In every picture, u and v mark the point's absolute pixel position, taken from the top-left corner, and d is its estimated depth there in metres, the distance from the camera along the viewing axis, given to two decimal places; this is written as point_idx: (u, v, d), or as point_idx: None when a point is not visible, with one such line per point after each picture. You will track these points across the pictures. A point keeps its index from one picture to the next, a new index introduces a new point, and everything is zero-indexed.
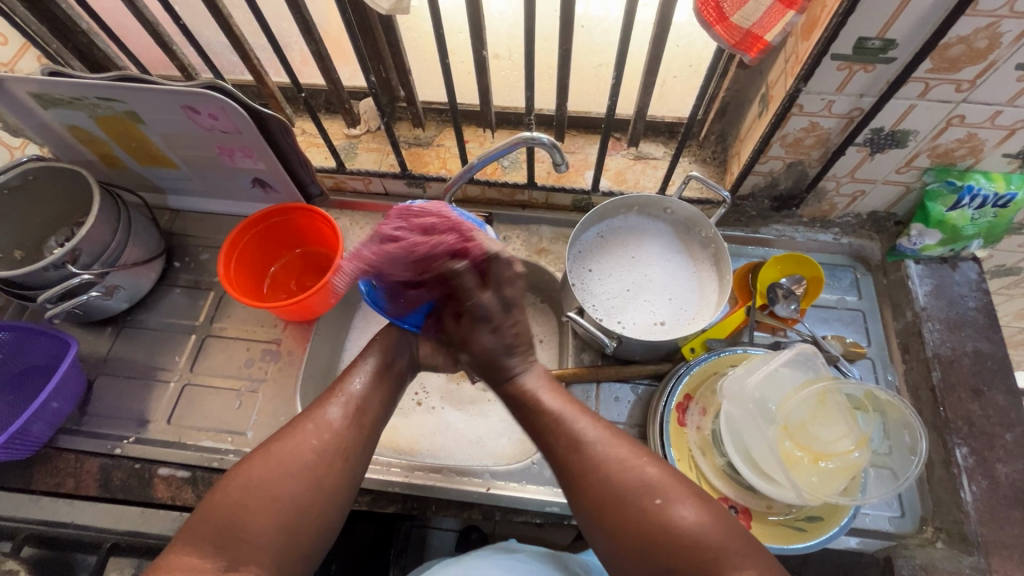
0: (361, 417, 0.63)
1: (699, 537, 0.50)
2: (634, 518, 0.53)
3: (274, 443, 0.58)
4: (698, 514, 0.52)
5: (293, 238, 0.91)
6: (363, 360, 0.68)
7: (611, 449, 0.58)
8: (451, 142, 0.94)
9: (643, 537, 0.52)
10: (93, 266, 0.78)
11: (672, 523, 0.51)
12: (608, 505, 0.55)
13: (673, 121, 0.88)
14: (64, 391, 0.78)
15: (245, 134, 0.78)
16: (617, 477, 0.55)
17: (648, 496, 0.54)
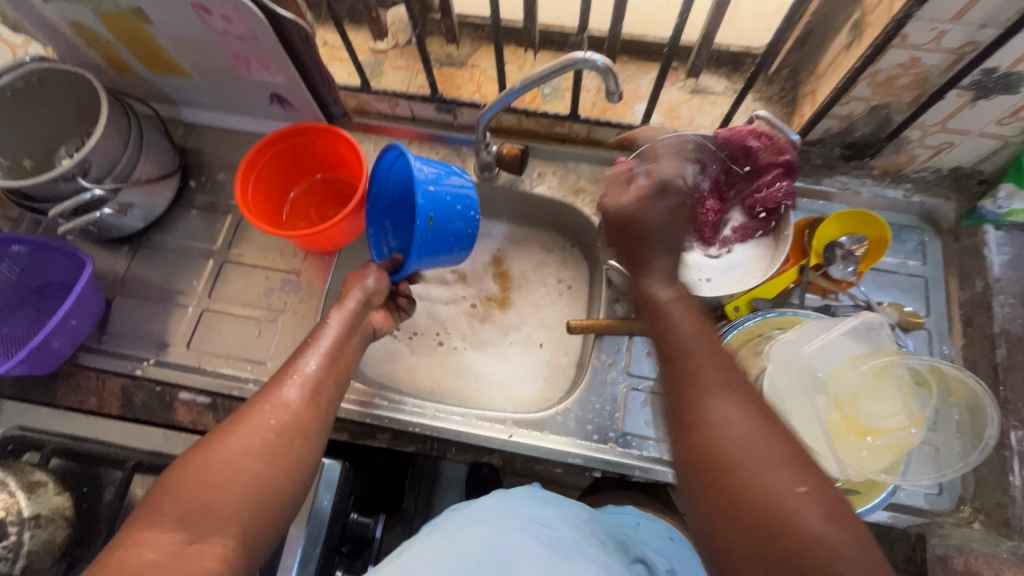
0: (318, 398, 0.58)
1: (844, 553, 0.37)
2: (758, 500, 0.39)
3: (229, 424, 0.53)
4: (835, 524, 0.38)
5: (313, 161, 0.85)
6: (318, 334, 0.65)
7: (745, 415, 0.43)
8: (486, 63, 0.85)
9: (764, 530, 0.39)
10: (105, 180, 0.74)
11: (811, 530, 0.37)
12: (732, 472, 0.41)
13: (740, 50, 0.78)
14: (83, 309, 0.76)
15: (262, 42, 0.70)
16: (734, 442, 0.42)
17: (789, 479, 0.40)
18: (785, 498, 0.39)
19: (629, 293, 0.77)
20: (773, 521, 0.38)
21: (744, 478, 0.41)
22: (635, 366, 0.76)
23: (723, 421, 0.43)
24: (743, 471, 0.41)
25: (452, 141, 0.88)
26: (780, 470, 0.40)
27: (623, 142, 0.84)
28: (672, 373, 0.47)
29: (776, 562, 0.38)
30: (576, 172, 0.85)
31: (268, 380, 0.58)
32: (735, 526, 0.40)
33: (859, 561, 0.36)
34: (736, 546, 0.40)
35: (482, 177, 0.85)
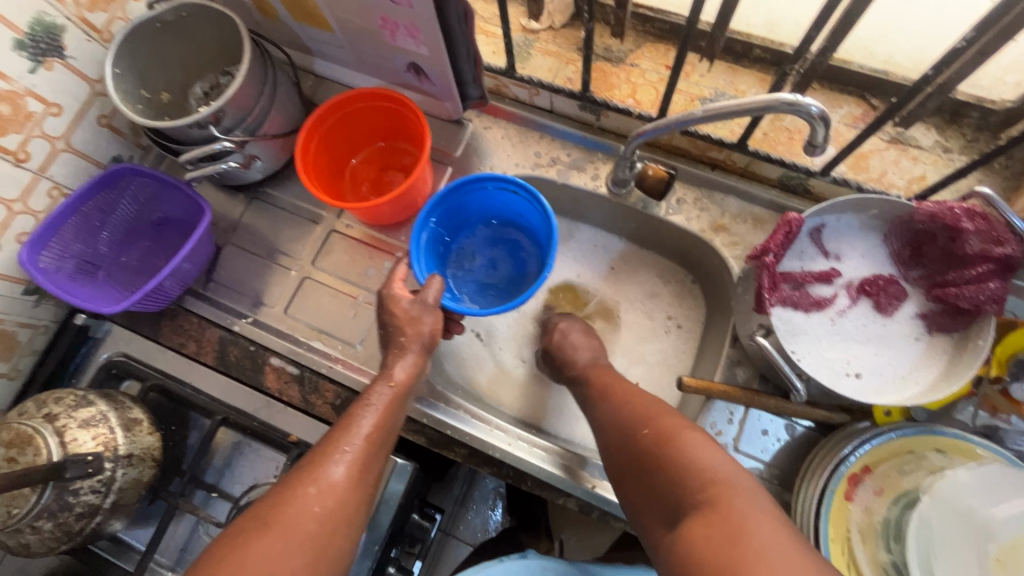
0: (365, 477, 0.55)
1: (708, 462, 0.49)
2: (635, 455, 0.55)
3: (269, 514, 0.50)
4: (709, 451, 0.51)
5: (405, 133, 0.79)
6: (373, 396, 0.60)
7: (643, 404, 0.59)
8: (648, 64, 0.74)
9: (650, 476, 0.53)
10: (235, 131, 0.71)
11: (685, 455, 0.51)
12: (633, 450, 0.55)
13: (967, 101, 0.63)
14: (196, 254, 0.76)
15: (417, 11, 0.63)
16: (616, 430, 0.59)
17: (669, 437, 0.53)
18: (662, 444, 0.53)
19: (756, 361, 0.68)
20: (652, 466, 0.53)
21: (633, 451, 0.55)
22: (745, 444, 0.68)
23: (629, 413, 0.59)
24: (636, 442, 0.55)
25: (588, 144, 0.79)
26: (665, 430, 0.54)
27: (786, 182, 0.72)
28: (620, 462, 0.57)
29: (661, 492, 0.51)
30: (722, 206, 0.75)
31: (317, 451, 0.55)
32: (638, 483, 0.54)
33: (730, 471, 0.49)
34: (643, 498, 0.53)
35: (612, 191, 0.77)
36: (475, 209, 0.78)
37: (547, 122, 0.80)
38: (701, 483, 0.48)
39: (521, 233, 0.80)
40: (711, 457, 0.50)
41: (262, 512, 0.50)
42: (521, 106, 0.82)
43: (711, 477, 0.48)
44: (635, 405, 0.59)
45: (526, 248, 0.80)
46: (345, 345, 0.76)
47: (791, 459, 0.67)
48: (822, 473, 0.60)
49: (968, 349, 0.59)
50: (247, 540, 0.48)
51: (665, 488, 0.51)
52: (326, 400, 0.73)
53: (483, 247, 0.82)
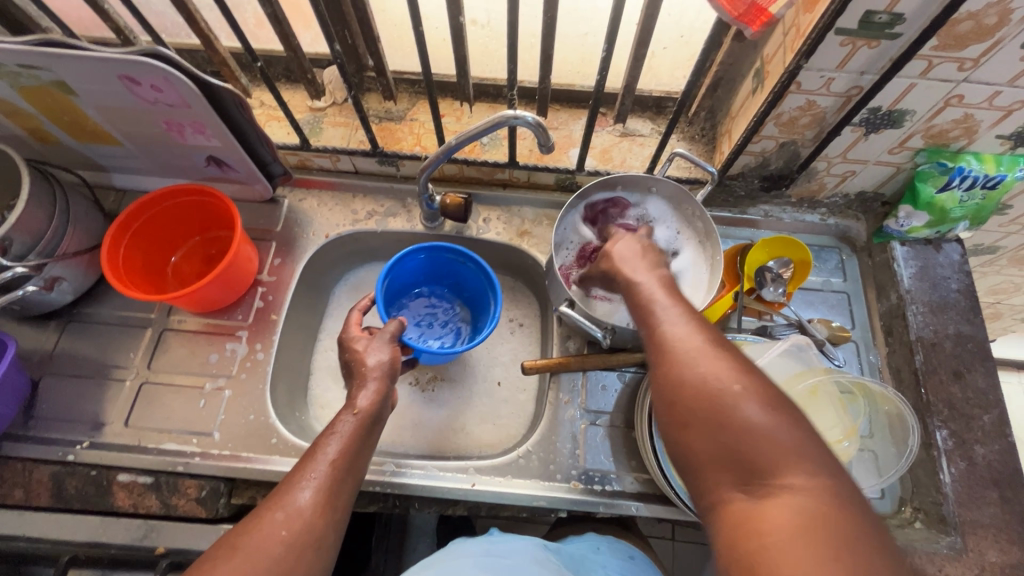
0: (333, 503, 0.54)
1: (768, 434, 0.42)
2: (705, 400, 0.45)
3: (238, 538, 0.50)
4: (774, 414, 0.43)
5: (220, 220, 0.82)
6: (338, 425, 0.59)
7: (692, 335, 0.49)
8: (425, 117, 0.87)
9: (715, 428, 0.44)
10: (28, 257, 0.70)
11: (744, 417, 0.43)
12: (675, 391, 0.47)
13: (661, 95, 0.83)
14: (4, 395, 0.70)
15: (195, 108, 0.70)
16: (677, 355, 0.48)
17: (717, 380, 0.45)
18: (716, 399, 0.44)
19: (579, 330, 0.79)
20: (719, 425, 0.43)
21: (677, 399, 0.46)
22: (591, 402, 0.78)
23: (684, 383, 0.46)
24: (684, 379, 0.46)
25: (398, 193, 0.89)
26: (716, 380, 0.45)
27: (562, 184, 0.88)
28: (658, 383, 0.49)
29: (716, 436, 0.43)
30: (519, 216, 0.88)
31: (285, 480, 0.55)
32: (687, 431, 0.45)
33: (784, 437, 0.41)
34: (698, 445, 0.45)
35: (428, 226, 0.87)
36: (412, 275, 0.83)
37: (355, 182, 0.89)
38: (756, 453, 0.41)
39: (446, 290, 0.88)
40: (772, 419, 0.42)
41: (228, 543, 0.50)
42: (328, 173, 0.90)
43: (769, 446, 0.41)
44: (686, 331, 0.50)
45: (454, 300, 0.88)
46: (200, 437, 0.74)
47: (631, 402, 0.78)
48: (646, 401, 0.71)
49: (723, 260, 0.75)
50: (213, 566, 0.47)
51: (719, 450, 0.43)
52: (189, 497, 0.71)
53: (418, 309, 0.86)
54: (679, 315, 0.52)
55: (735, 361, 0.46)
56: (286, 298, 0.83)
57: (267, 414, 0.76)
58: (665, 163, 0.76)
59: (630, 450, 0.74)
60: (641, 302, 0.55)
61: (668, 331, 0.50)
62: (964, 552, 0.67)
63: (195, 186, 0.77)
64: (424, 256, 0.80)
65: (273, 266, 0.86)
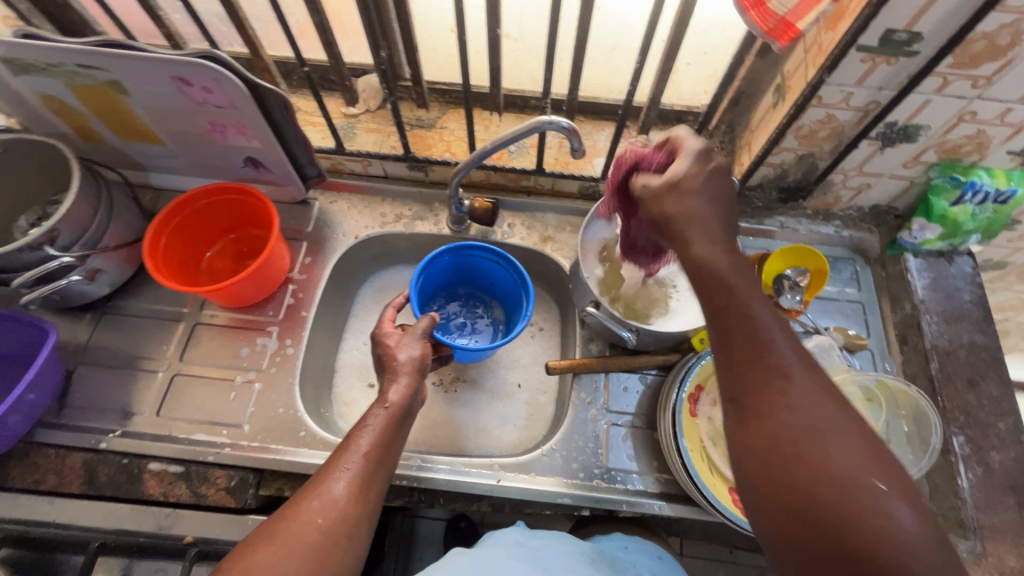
0: (366, 493, 0.54)
1: (913, 546, 0.37)
2: (837, 492, 0.39)
3: (274, 522, 0.51)
4: (920, 520, 0.39)
5: (254, 219, 0.85)
6: (368, 418, 0.59)
7: (823, 406, 0.42)
8: (455, 125, 0.90)
9: (846, 527, 0.39)
10: (73, 248, 0.73)
11: (887, 523, 0.38)
12: (790, 467, 0.41)
13: (682, 110, 0.87)
14: (41, 382, 0.72)
15: (241, 109, 0.73)
16: (802, 431, 0.42)
17: (852, 472, 0.40)
18: (845, 492, 0.39)
19: (603, 333, 0.81)
20: (854, 527, 0.38)
21: (792, 483, 0.41)
22: (614, 403, 0.79)
23: (809, 465, 0.41)
24: (810, 463, 0.41)
25: (426, 197, 0.92)
26: (851, 469, 0.40)
27: (585, 192, 0.91)
28: (772, 457, 0.42)
29: (849, 539, 0.38)
30: (543, 222, 0.91)
31: (319, 467, 0.55)
32: (799, 522, 0.40)
33: (926, 549, 0.37)
34: (819, 541, 0.40)
35: (455, 229, 0.90)
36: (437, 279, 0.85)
37: (384, 186, 0.92)
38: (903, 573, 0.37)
39: (463, 286, 0.90)
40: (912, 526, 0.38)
41: (265, 527, 0.50)
42: (358, 177, 0.93)
43: (912, 564, 0.37)
44: (816, 402, 0.43)
45: (473, 295, 0.90)
46: (230, 428, 0.76)
47: (653, 403, 0.79)
48: (669, 402, 0.73)
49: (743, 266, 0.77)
50: (253, 552, 0.48)
51: (849, 558, 0.38)
52: (218, 487, 0.72)
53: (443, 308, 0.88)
54: (810, 382, 0.43)
55: (868, 444, 0.41)
56: (316, 296, 0.85)
57: (296, 408, 0.77)
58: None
59: (652, 451, 0.76)
60: (735, 336, 0.45)
61: (797, 403, 0.42)
62: (984, 556, 0.68)
63: (233, 185, 0.80)
64: (450, 259, 0.82)
65: (303, 264, 0.88)
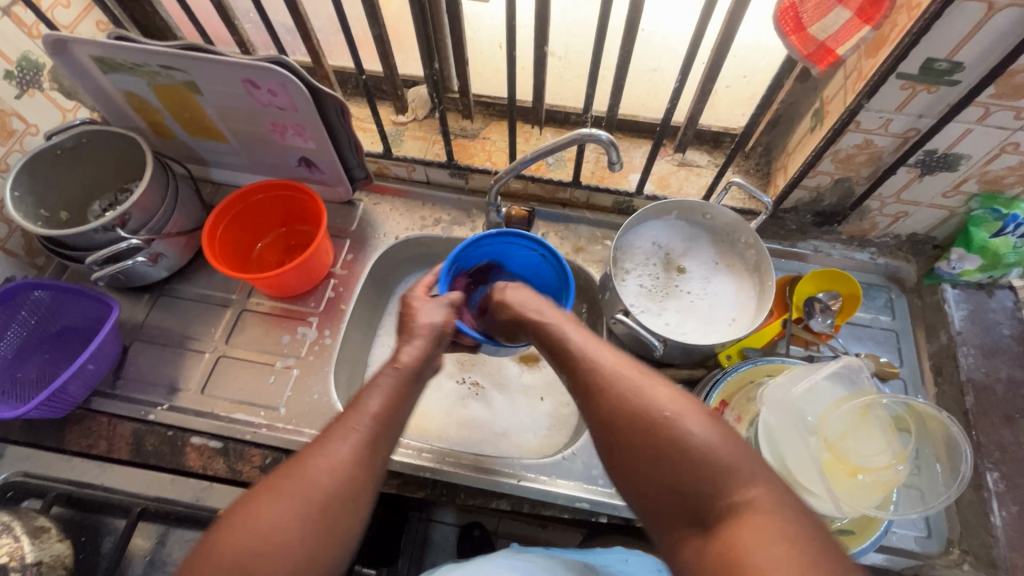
0: (372, 455, 0.56)
1: (710, 450, 0.48)
2: (641, 433, 0.51)
3: (280, 480, 0.52)
4: (711, 428, 0.49)
5: (303, 215, 0.90)
6: (379, 379, 0.61)
7: (620, 368, 0.55)
8: (497, 136, 0.94)
9: (654, 459, 0.50)
10: (141, 232, 0.79)
11: (685, 437, 0.49)
12: (618, 432, 0.52)
13: (720, 130, 0.88)
14: (101, 354, 0.77)
15: (302, 112, 0.79)
16: (610, 395, 0.54)
17: (648, 412, 0.51)
18: (654, 429, 0.50)
19: (629, 343, 0.83)
20: (667, 458, 0.49)
21: (624, 442, 0.52)
22: None
23: (619, 420, 0.52)
24: (621, 414, 0.52)
25: (464, 204, 0.96)
26: (646, 408, 0.52)
27: (619, 207, 0.93)
28: (600, 428, 0.54)
29: (667, 464, 0.49)
30: (576, 233, 0.93)
31: (326, 427, 0.57)
32: (637, 472, 0.51)
33: (723, 451, 0.48)
34: (649, 480, 0.50)
35: (490, 236, 0.93)
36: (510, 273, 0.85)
37: (425, 191, 0.97)
38: (710, 470, 0.47)
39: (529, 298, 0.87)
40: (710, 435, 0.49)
41: (269, 483, 0.53)
42: (402, 182, 0.98)
43: (713, 463, 0.47)
44: (616, 369, 0.56)
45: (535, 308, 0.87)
46: (268, 410, 0.80)
47: None
48: None
49: (774, 286, 0.77)
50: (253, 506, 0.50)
51: (676, 479, 0.48)
52: (253, 464, 0.74)
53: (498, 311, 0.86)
54: (604, 356, 0.57)
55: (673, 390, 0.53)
56: (355, 291, 0.90)
57: (330, 395, 0.81)
58: (722, 192, 0.80)
59: None
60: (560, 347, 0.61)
61: (606, 378, 0.55)
62: None
63: (287, 182, 0.85)
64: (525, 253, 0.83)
65: (346, 261, 0.92)
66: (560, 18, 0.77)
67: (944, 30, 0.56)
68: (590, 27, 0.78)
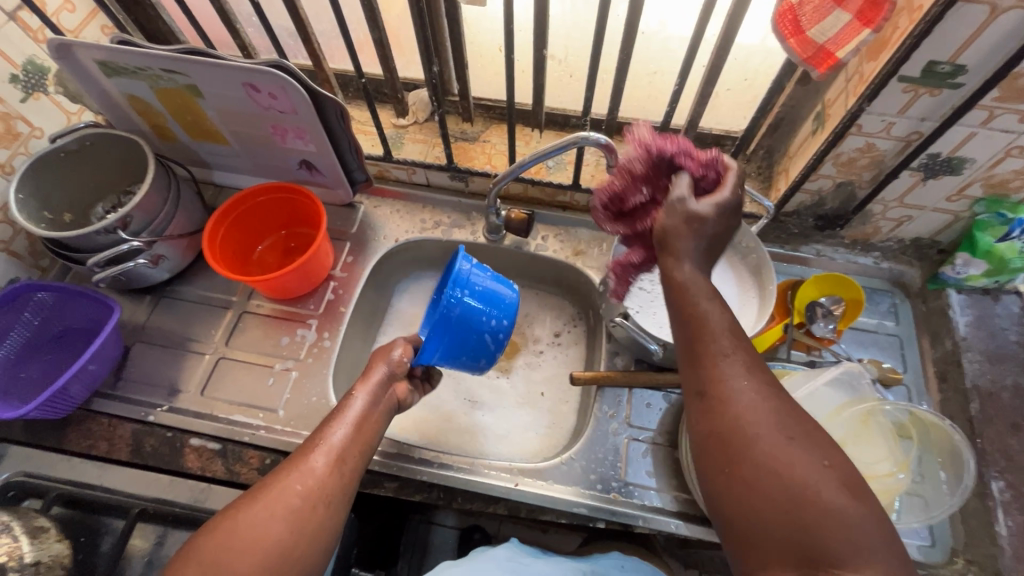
0: (342, 467, 0.58)
1: (852, 523, 0.43)
2: (781, 486, 0.45)
3: (259, 488, 0.55)
4: (853, 497, 0.44)
5: (302, 218, 0.90)
6: (348, 403, 0.63)
7: (760, 393, 0.49)
8: (497, 139, 0.94)
9: (780, 506, 0.44)
10: (142, 234, 0.79)
11: (824, 500, 0.43)
12: (743, 453, 0.47)
13: (721, 134, 0.88)
14: (102, 355, 0.77)
15: (302, 115, 0.79)
16: (752, 418, 0.47)
17: (789, 452, 0.46)
18: (785, 473, 0.45)
19: (629, 347, 0.82)
20: (798, 513, 0.44)
21: (755, 467, 0.46)
22: (635, 418, 0.79)
23: (749, 437, 0.47)
24: (751, 435, 0.47)
25: (464, 206, 0.96)
26: (787, 453, 0.46)
27: None
28: (722, 438, 0.48)
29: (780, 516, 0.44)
30: (576, 236, 0.93)
31: (300, 445, 0.59)
32: (746, 498, 0.46)
33: (870, 544, 0.42)
34: (757, 513, 0.46)
35: (489, 239, 0.93)
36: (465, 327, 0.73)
37: (426, 194, 0.97)
38: (840, 542, 0.42)
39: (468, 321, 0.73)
40: (853, 507, 0.43)
41: (252, 493, 0.54)
42: (402, 185, 0.98)
43: (847, 528, 0.43)
44: (757, 390, 0.49)
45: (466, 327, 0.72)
46: (267, 412, 0.80)
47: (675, 422, 0.79)
48: None
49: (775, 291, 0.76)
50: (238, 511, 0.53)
51: (811, 534, 0.43)
52: (251, 466, 0.75)
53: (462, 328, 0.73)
54: (751, 386, 0.49)
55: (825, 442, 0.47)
56: (355, 295, 0.89)
57: (328, 398, 0.81)
58: None
59: (670, 468, 0.75)
60: (698, 350, 0.51)
61: (743, 401, 0.48)
62: None
63: (286, 185, 0.86)
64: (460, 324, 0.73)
65: (345, 263, 0.93)
66: (559, 22, 0.77)
67: (945, 33, 0.56)
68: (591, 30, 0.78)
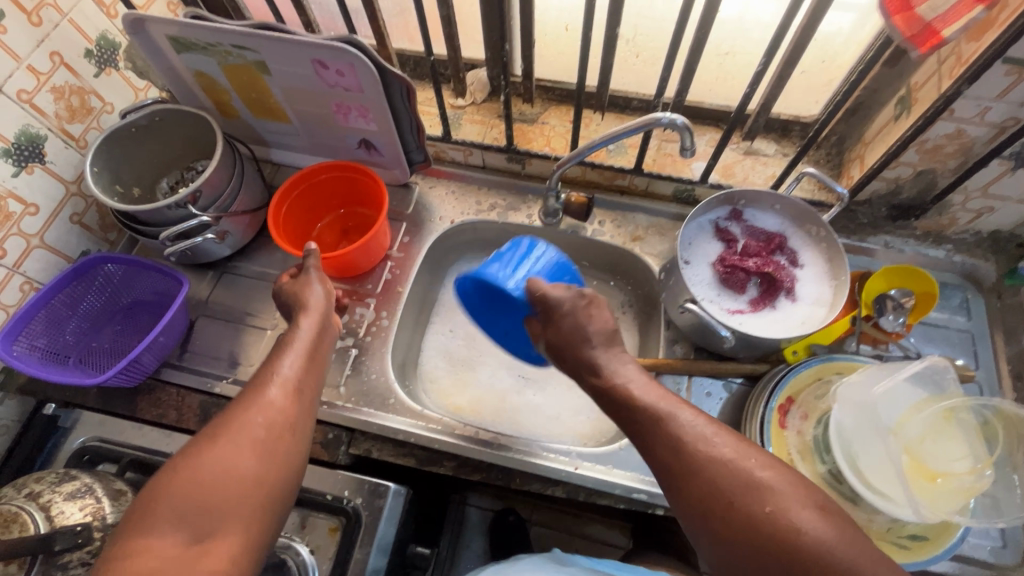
0: (299, 396, 0.60)
1: (820, 549, 0.45)
2: (750, 530, 0.47)
3: (218, 428, 0.54)
4: (825, 522, 0.46)
5: (361, 196, 0.90)
6: (288, 340, 0.64)
7: (711, 439, 0.52)
8: (556, 121, 0.93)
9: (757, 549, 0.47)
10: (209, 210, 0.81)
11: (797, 532, 0.46)
12: (718, 506, 0.49)
13: (790, 119, 0.85)
14: (171, 328, 0.79)
15: (368, 93, 0.79)
16: (711, 467, 0.50)
17: (744, 494, 0.48)
18: (754, 514, 0.47)
19: (689, 335, 0.81)
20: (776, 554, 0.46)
21: (724, 516, 0.48)
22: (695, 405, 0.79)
23: (715, 482, 0.50)
24: (715, 482, 0.50)
25: (520, 189, 0.95)
26: (750, 494, 0.48)
27: (679, 195, 0.91)
28: (689, 497, 0.51)
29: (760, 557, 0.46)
30: (634, 222, 0.91)
31: (248, 385, 0.59)
32: (728, 546, 0.48)
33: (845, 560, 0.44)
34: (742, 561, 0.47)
35: (546, 222, 0.92)
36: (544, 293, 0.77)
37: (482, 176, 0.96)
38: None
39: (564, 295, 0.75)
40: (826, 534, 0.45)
41: (211, 432, 0.54)
42: (458, 166, 0.98)
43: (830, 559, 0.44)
44: (707, 438, 0.52)
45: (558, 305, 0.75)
46: (328, 388, 0.81)
47: (736, 412, 0.78)
48: (758, 411, 0.73)
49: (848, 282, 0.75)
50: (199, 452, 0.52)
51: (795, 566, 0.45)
52: (314, 440, 0.76)
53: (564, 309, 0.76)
54: (708, 437, 0.52)
55: (783, 477, 0.49)
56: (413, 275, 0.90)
57: (388, 375, 0.82)
58: (792, 182, 0.77)
59: None
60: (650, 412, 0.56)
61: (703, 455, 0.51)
62: None
63: (349, 164, 0.86)
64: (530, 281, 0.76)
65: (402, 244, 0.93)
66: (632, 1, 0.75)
67: None
68: (664, 9, 0.76)
